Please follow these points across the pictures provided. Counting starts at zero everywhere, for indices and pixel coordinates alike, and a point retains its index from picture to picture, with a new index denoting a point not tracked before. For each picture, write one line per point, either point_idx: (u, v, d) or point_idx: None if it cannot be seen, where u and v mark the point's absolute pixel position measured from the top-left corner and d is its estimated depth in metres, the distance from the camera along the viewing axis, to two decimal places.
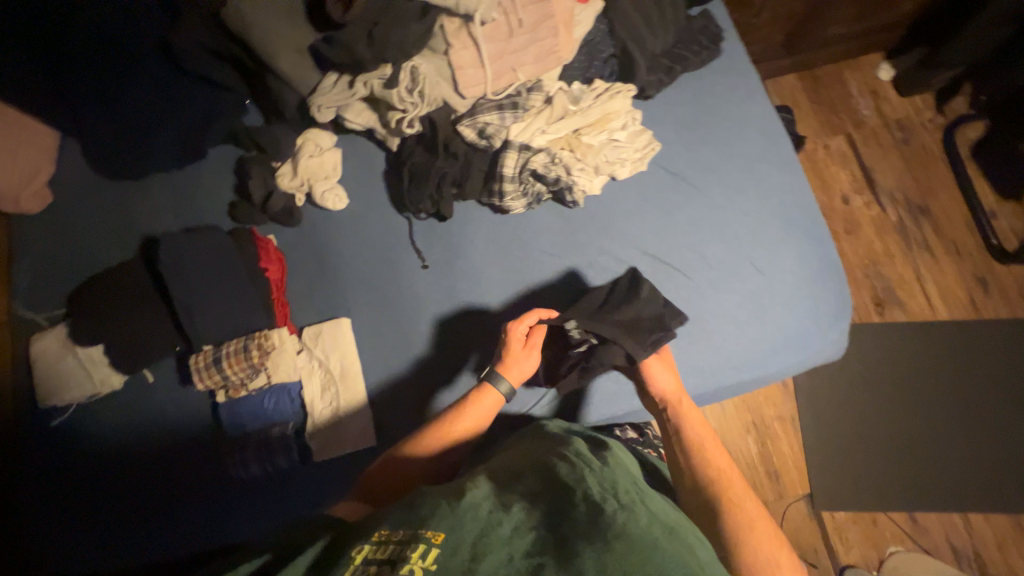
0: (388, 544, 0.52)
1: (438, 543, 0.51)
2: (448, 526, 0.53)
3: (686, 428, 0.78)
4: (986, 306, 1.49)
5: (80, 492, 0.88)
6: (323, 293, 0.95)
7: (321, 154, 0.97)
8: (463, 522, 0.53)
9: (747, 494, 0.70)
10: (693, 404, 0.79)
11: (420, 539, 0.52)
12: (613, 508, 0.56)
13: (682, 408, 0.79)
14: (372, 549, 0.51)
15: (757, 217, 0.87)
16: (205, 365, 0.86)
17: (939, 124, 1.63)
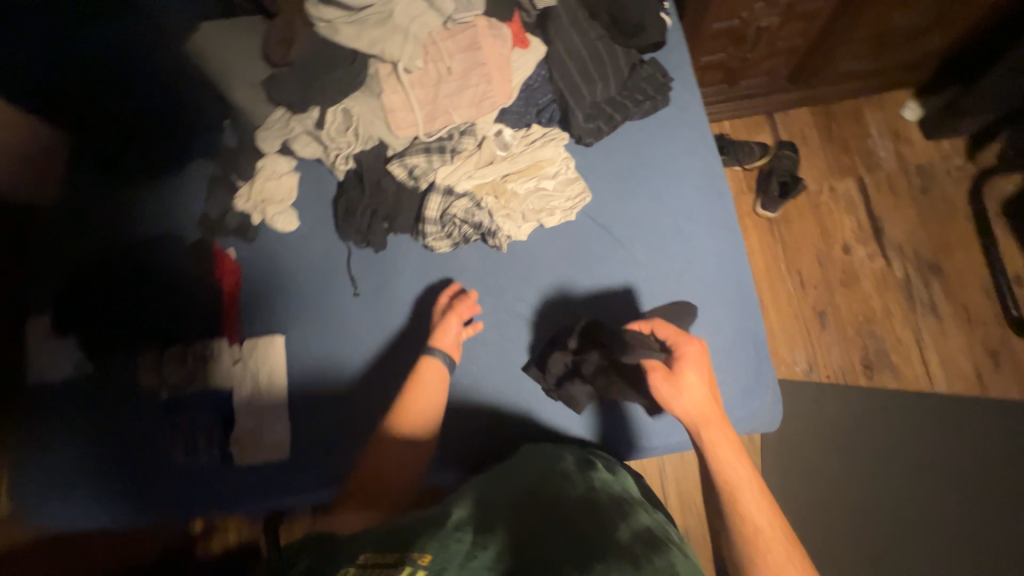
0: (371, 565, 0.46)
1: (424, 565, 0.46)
2: (436, 552, 0.49)
3: (718, 458, 0.67)
4: (995, 382, 1.34)
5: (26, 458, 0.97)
6: (265, 310, 1.02)
7: (278, 178, 1.04)
8: (448, 554, 0.50)
9: (790, 560, 0.59)
10: (721, 425, 0.68)
11: (406, 562, 0.47)
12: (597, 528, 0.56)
13: (710, 432, 0.68)
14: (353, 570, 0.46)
15: (679, 279, 0.85)
16: (156, 362, 0.98)
17: (968, 172, 1.47)
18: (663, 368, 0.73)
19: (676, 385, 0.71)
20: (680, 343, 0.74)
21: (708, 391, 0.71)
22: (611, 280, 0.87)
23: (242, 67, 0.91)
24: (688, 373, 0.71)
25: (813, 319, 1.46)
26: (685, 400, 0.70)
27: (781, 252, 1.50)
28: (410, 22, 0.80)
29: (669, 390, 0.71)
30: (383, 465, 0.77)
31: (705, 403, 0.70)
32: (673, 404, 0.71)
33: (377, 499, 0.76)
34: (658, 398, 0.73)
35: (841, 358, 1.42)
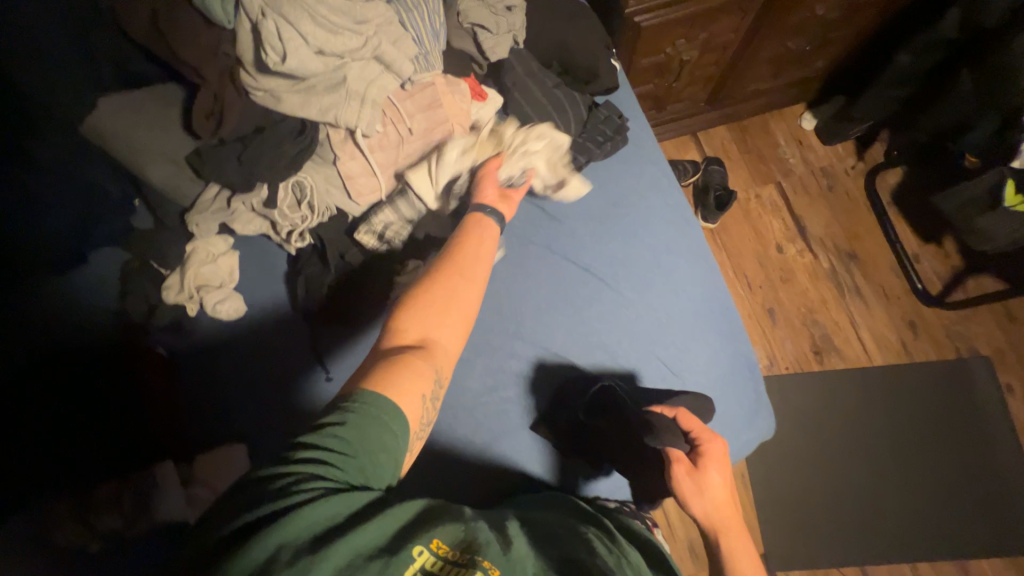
0: (444, 562, 0.48)
1: None
2: (504, 565, 0.50)
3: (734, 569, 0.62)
4: (917, 349, 1.53)
5: None
6: (218, 413, 0.87)
7: (215, 260, 0.90)
8: (516, 566, 0.50)
9: None
10: (741, 535, 0.63)
11: (477, 568, 0.48)
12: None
13: (729, 539, 0.63)
14: (432, 560, 0.48)
15: (668, 312, 0.86)
16: (71, 515, 0.77)
17: (861, 170, 1.69)
18: (687, 462, 0.68)
19: (700, 482, 0.66)
20: (704, 438, 0.69)
21: (731, 494, 0.66)
22: (604, 323, 0.86)
23: (160, 144, 0.79)
24: (712, 473, 0.66)
25: (764, 316, 1.57)
26: (706, 501, 0.65)
27: (726, 258, 1.62)
28: (365, 86, 0.72)
29: (690, 487, 0.66)
30: (418, 336, 0.63)
31: (727, 507, 0.65)
32: (691, 503, 0.66)
33: (417, 362, 0.60)
34: (676, 494, 0.68)
35: (794, 348, 1.54)
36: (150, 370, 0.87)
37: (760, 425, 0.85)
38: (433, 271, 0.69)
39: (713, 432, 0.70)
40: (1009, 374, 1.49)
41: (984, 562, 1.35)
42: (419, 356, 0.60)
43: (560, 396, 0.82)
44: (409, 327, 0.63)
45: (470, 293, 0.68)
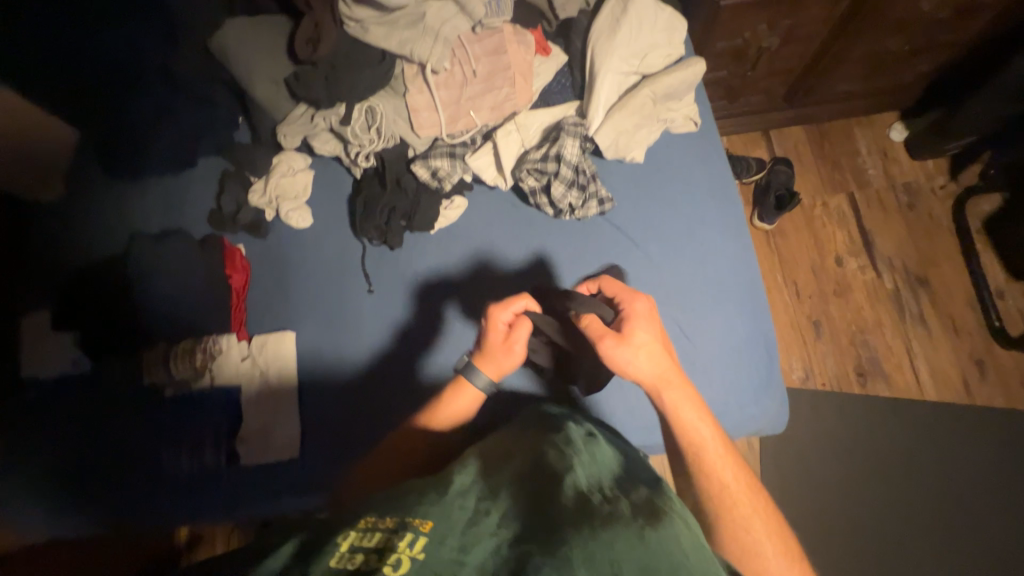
0: (375, 532, 0.45)
1: (426, 531, 0.44)
2: (437, 515, 0.47)
3: (678, 414, 0.68)
4: (981, 391, 1.39)
5: (24, 451, 0.94)
6: (276, 304, 1.02)
7: (294, 175, 1.04)
8: (449, 510, 0.48)
9: (745, 497, 0.67)
10: (678, 385, 0.68)
11: (408, 529, 0.45)
12: (602, 502, 0.49)
13: (668, 393, 0.68)
14: (359, 537, 0.44)
15: (693, 279, 0.87)
16: (155, 361, 0.95)
17: (951, 191, 1.55)
18: (614, 332, 0.69)
19: (631, 349, 0.68)
20: (626, 301, 0.72)
21: (662, 352, 0.69)
22: (626, 279, 0.88)
23: (266, 66, 0.92)
24: (639, 333, 0.69)
25: (808, 328, 1.50)
26: (640, 360, 0.67)
27: (778, 262, 1.56)
28: (440, 25, 0.85)
29: (624, 354, 0.68)
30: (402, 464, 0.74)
31: (659, 361, 0.68)
32: (630, 369, 0.68)
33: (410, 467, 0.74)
34: (614, 366, 0.70)
35: (835, 366, 1.46)
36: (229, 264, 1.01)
37: (771, 403, 0.84)
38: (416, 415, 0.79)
39: (636, 293, 0.72)
40: None
41: None
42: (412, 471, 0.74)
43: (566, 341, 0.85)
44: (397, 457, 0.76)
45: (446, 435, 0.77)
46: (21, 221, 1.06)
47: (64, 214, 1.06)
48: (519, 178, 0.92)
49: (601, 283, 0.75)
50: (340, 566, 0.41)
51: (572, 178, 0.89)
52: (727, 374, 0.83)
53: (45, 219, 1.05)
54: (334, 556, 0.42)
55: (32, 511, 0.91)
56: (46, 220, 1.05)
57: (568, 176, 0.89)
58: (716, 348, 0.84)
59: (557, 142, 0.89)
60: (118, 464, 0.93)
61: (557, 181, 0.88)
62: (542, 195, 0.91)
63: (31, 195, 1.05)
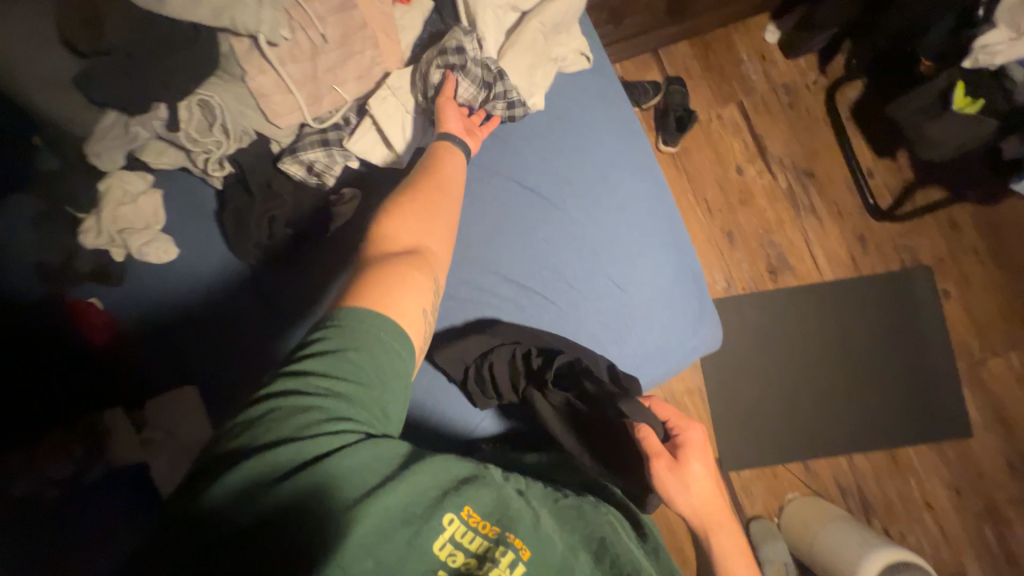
0: (474, 538, 0.54)
1: (526, 561, 0.55)
2: (534, 545, 0.56)
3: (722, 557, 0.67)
4: (865, 262, 1.59)
5: None
6: (161, 356, 0.85)
7: (134, 200, 0.84)
8: (544, 547, 0.57)
9: None
10: (727, 526, 0.67)
11: (510, 550, 0.55)
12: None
13: (716, 533, 0.67)
14: (460, 531, 0.53)
15: (616, 228, 0.85)
16: (27, 461, 0.77)
17: (822, 84, 1.66)
18: (669, 457, 0.67)
19: (685, 478, 0.66)
20: (683, 430, 0.69)
21: (714, 489, 0.67)
22: (550, 243, 0.84)
23: (36, 65, 0.69)
24: (694, 464, 0.67)
25: (724, 240, 1.59)
26: (692, 494, 0.66)
27: (687, 182, 1.61)
28: None
29: (676, 484, 0.66)
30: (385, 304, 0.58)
31: (711, 498, 0.66)
32: (679, 498, 0.66)
33: (414, 274, 0.63)
34: (662, 491, 0.67)
35: (750, 269, 1.58)
36: (90, 320, 0.83)
37: (707, 331, 0.88)
38: (417, 179, 0.73)
39: (691, 420, 0.70)
40: (947, 281, 1.58)
41: (910, 449, 1.50)
42: (415, 266, 0.64)
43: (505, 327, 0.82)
44: (399, 233, 0.67)
45: (446, 226, 0.70)
46: None
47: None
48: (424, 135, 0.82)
49: (654, 404, 0.73)
50: (441, 553, 0.52)
51: (475, 106, 0.79)
52: (664, 315, 0.84)
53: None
54: (437, 541, 0.52)
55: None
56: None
57: (476, 74, 0.77)
58: (649, 292, 0.84)
59: (455, 40, 0.78)
60: None
61: (462, 78, 0.77)
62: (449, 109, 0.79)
63: None
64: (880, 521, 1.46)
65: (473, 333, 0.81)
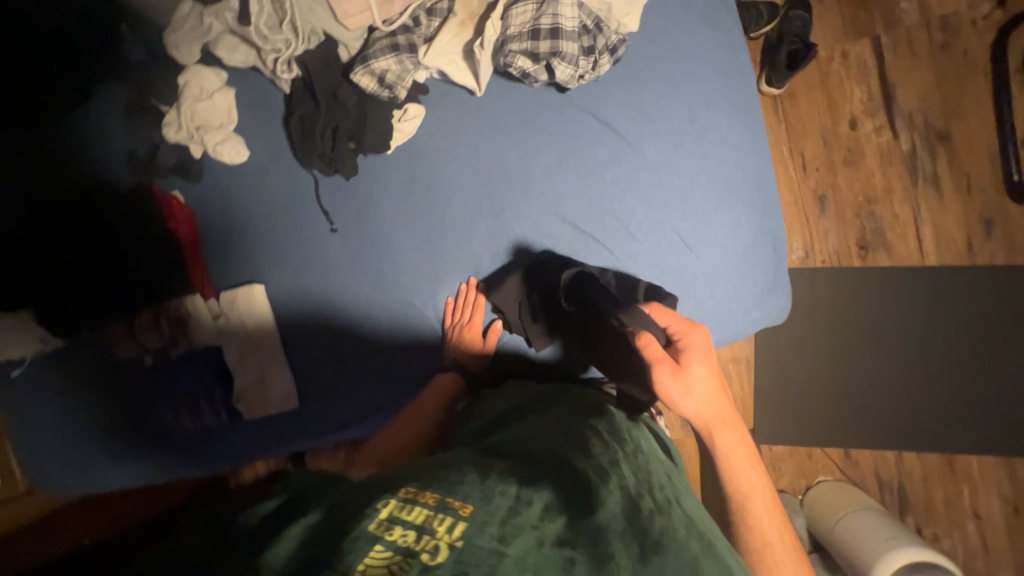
0: (415, 508, 0.46)
1: (467, 516, 0.45)
2: (481, 497, 0.48)
3: (729, 452, 0.67)
4: (983, 250, 1.36)
5: (26, 421, 0.94)
6: (235, 254, 0.91)
7: (210, 97, 0.85)
8: (492, 499, 0.48)
9: (791, 560, 0.63)
10: (726, 419, 0.67)
11: (450, 512, 0.46)
12: (650, 511, 0.52)
13: (717, 430, 0.66)
14: (398, 508, 0.46)
15: (694, 178, 0.76)
16: (124, 331, 0.90)
17: (995, 21, 1.32)
18: (671, 362, 0.65)
19: (687, 379, 0.65)
20: (682, 332, 0.68)
21: (715, 390, 0.67)
22: (617, 187, 0.77)
23: None
24: (695, 365, 0.66)
25: (813, 205, 1.41)
26: (694, 394, 0.65)
27: (785, 133, 1.40)
28: None
29: (678, 387, 0.65)
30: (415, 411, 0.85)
31: (713, 400, 0.66)
32: (681, 400, 0.65)
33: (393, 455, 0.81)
34: (665, 397, 0.66)
35: (837, 242, 1.40)
36: (171, 213, 0.89)
37: (774, 305, 0.80)
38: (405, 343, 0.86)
39: (692, 324, 0.69)
40: None
41: (974, 457, 1.38)
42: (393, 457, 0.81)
43: (546, 265, 0.80)
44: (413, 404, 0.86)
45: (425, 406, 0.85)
46: None
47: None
48: (506, 62, 0.71)
49: (652, 309, 0.71)
50: (377, 535, 0.43)
51: (578, 49, 0.69)
52: (728, 282, 0.77)
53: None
54: (373, 521, 0.44)
55: (67, 486, 0.95)
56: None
57: (575, 51, 0.69)
58: (717, 253, 0.77)
59: (552, 4, 0.67)
60: (120, 429, 0.94)
61: (560, 62, 0.69)
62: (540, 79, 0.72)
63: None
64: (916, 520, 1.40)
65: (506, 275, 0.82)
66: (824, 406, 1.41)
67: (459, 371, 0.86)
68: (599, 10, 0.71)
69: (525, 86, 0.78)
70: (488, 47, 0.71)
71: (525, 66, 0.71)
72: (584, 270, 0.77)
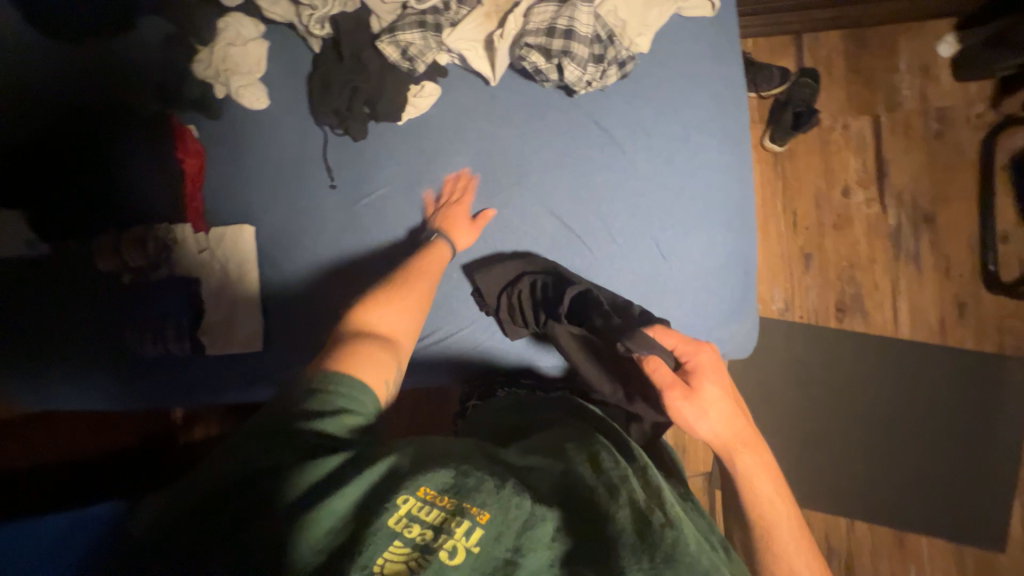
0: (432, 509, 0.48)
1: (483, 523, 0.46)
2: (495, 507, 0.48)
3: (753, 476, 0.65)
4: (955, 332, 1.40)
5: None
6: (233, 193, 0.94)
7: (244, 45, 0.90)
8: (506, 507, 0.48)
9: None
10: (746, 441, 0.66)
11: (465, 517, 0.47)
12: (660, 523, 0.48)
13: (736, 452, 0.66)
14: (416, 507, 0.47)
15: (679, 195, 0.80)
16: (109, 247, 0.92)
17: (987, 120, 1.40)
18: (682, 385, 0.66)
19: (699, 401, 0.66)
20: (692, 353, 0.69)
21: (731, 410, 0.67)
22: (605, 191, 0.81)
23: None
24: (706, 387, 0.67)
25: (798, 261, 1.45)
26: (710, 416, 0.65)
27: (781, 189, 1.46)
28: None
29: (692, 409, 0.65)
30: (380, 327, 0.70)
31: (728, 420, 0.66)
32: (697, 422, 0.66)
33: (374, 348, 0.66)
34: (679, 420, 0.67)
35: (816, 300, 1.44)
36: (182, 144, 0.92)
37: (739, 331, 0.82)
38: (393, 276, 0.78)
39: (701, 344, 0.70)
40: None
41: (925, 538, 1.37)
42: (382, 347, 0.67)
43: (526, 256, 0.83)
44: (372, 318, 0.71)
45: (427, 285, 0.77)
46: None
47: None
48: (521, 56, 0.77)
49: (657, 332, 0.72)
50: (396, 531, 0.45)
51: (588, 54, 0.75)
52: (697, 299, 0.80)
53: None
54: (392, 516, 0.46)
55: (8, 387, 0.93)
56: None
57: (584, 55, 0.74)
58: (690, 270, 0.80)
59: (570, 9, 0.73)
60: (79, 345, 0.93)
61: (569, 62, 0.75)
62: (549, 78, 0.78)
63: None
64: None
65: (508, 261, 0.83)
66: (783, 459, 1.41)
67: (453, 249, 0.81)
68: (613, 24, 0.76)
69: (536, 84, 0.84)
70: (507, 38, 0.76)
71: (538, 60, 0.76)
72: (561, 269, 0.81)
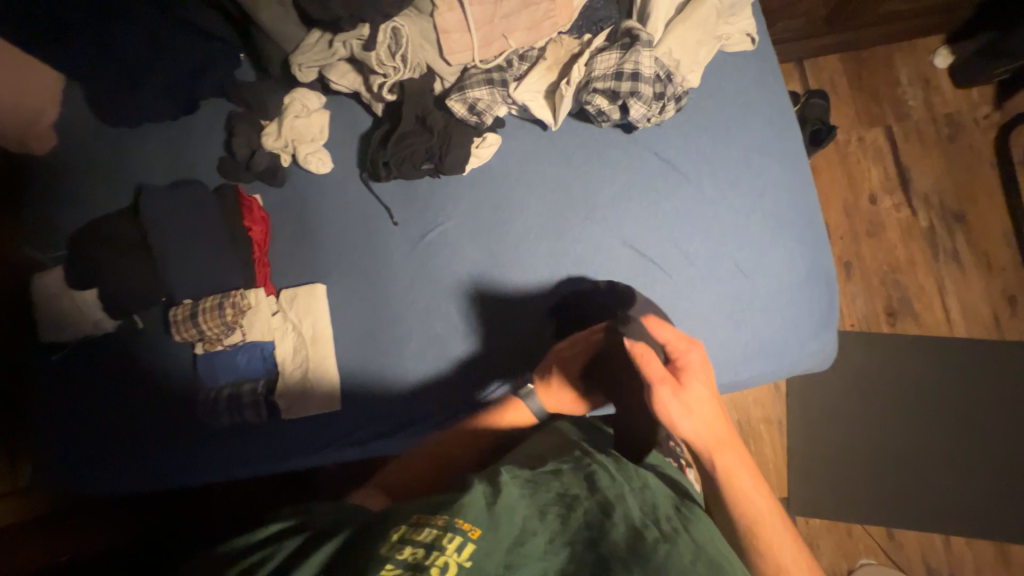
0: (424, 528, 0.46)
1: (475, 539, 0.45)
2: (486, 524, 0.47)
3: (735, 480, 0.66)
4: (1011, 326, 1.39)
5: (59, 411, 0.95)
6: (300, 252, 0.96)
7: (308, 115, 0.95)
8: (500, 521, 0.48)
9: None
10: (727, 445, 0.66)
11: (455, 530, 0.45)
12: (655, 539, 0.48)
13: (716, 453, 0.66)
14: (409, 530, 0.46)
15: (748, 214, 0.82)
16: (182, 318, 0.92)
17: (994, 121, 1.48)
18: (672, 382, 0.67)
19: (686, 398, 0.66)
20: (681, 351, 0.70)
21: (715, 412, 0.67)
22: (677, 217, 0.83)
23: None
24: (691, 383, 0.68)
25: (839, 270, 1.47)
26: (694, 415, 0.66)
27: None
28: None
29: (678, 405, 0.66)
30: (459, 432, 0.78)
31: (712, 422, 0.66)
32: (682, 419, 0.66)
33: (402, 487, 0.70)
34: (665, 416, 0.66)
35: (865, 307, 1.44)
36: (248, 216, 0.95)
37: (826, 340, 0.82)
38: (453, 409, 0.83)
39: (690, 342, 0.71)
40: None
41: None
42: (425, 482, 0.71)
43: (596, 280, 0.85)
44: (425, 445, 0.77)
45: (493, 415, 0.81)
46: (37, 181, 1.02)
47: (67, 168, 1.02)
48: (586, 101, 0.81)
49: (654, 327, 0.73)
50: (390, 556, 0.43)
51: (652, 94, 0.79)
52: (781, 311, 0.80)
53: (54, 171, 1.03)
54: (384, 544, 0.45)
55: (48, 486, 0.93)
56: (53, 175, 1.03)
57: (649, 94, 0.79)
58: (772, 284, 0.80)
59: (634, 54, 0.78)
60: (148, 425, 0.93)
61: (636, 101, 0.79)
62: (612, 118, 0.82)
63: (43, 155, 1.02)
64: None
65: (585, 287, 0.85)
66: (862, 476, 1.34)
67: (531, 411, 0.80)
68: (670, 63, 0.81)
69: (594, 126, 0.88)
70: (574, 85, 0.82)
71: (603, 105, 0.80)
72: (643, 299, 0.82)
